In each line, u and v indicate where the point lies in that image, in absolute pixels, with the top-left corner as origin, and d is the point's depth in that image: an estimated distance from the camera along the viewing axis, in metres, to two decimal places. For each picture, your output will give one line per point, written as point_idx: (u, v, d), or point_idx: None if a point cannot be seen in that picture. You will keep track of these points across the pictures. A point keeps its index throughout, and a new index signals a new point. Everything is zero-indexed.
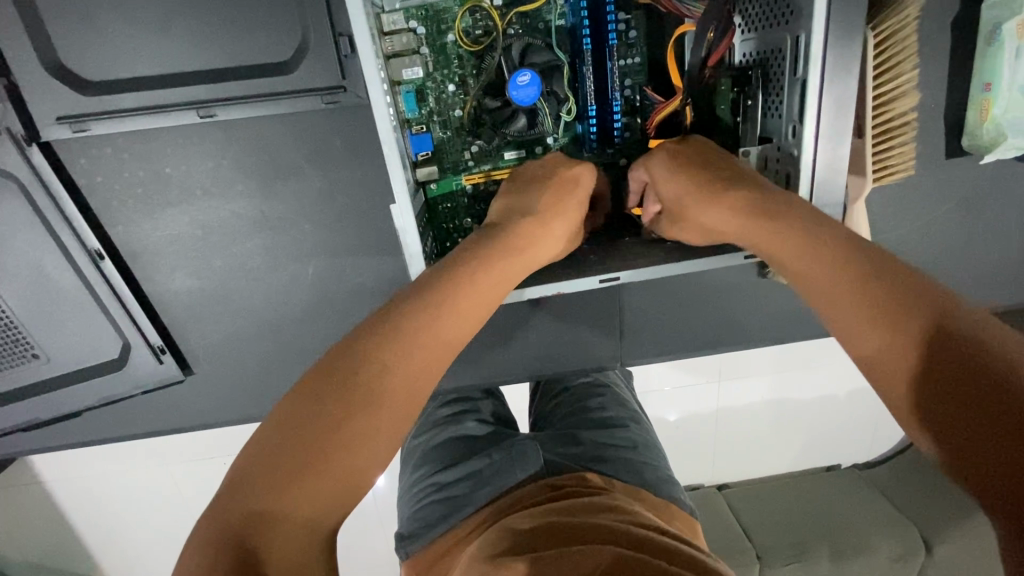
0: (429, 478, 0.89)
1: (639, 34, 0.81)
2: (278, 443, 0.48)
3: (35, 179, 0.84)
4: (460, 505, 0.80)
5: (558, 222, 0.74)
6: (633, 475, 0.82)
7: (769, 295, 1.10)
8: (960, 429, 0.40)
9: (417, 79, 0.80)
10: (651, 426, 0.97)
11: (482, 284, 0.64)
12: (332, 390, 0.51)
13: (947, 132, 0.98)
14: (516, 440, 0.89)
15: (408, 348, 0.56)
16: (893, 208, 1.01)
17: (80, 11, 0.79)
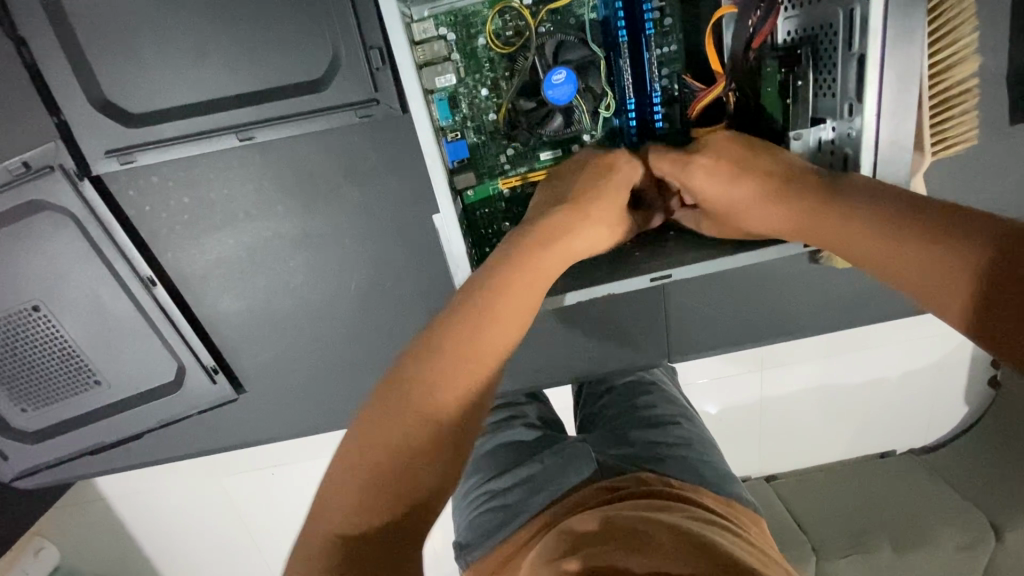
0: (482, 484, 0.88)
1: (676, 21, 0.78)
2: (347, 464, 0.49)
3: (88, 211, 0.87)
4: (516, 512, 0.78)
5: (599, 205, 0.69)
6: (691, 473, 0.78)
7: (820, 282, 1.05)
8: None
9: (450, 86, 0.79)
10: (704, 422, 0.94)
11: (525, 278, 0.60)
12: (385, 406, 0.51)
13: (1010, 97, 0.92)
14: (567, 444, 0.87)
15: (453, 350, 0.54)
16: (952, 182, 0.95)
17: (120, 44, 0.81)
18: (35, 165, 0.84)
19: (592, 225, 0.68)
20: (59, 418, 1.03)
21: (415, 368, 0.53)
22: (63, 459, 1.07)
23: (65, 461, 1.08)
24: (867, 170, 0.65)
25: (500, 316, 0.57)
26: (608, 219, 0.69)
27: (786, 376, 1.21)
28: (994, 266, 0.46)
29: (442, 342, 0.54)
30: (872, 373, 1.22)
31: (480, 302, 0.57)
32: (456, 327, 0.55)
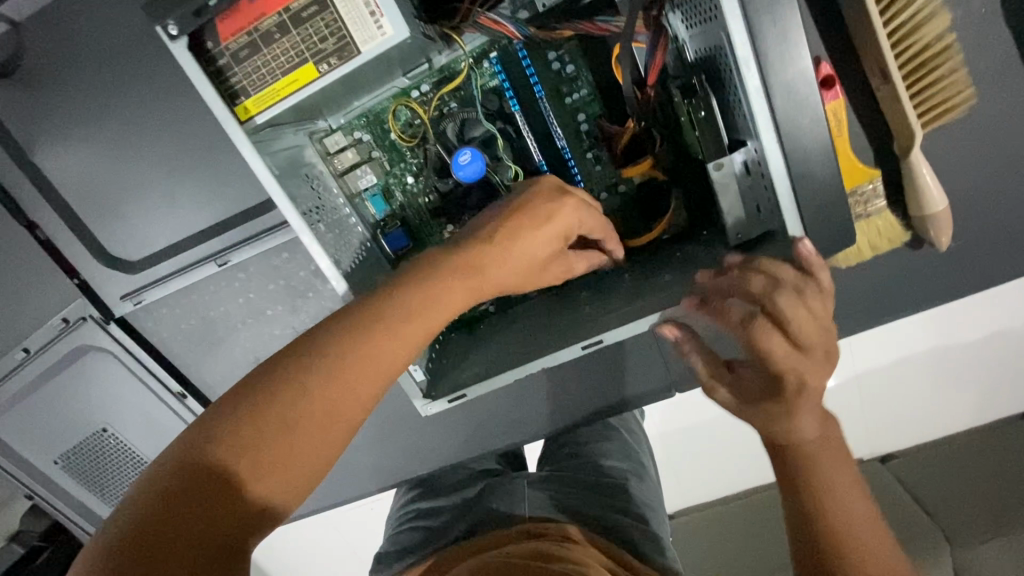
0: (418, 504, 0.98)
1: (577, 66, 0.75)
2: (223, 423, 0.42)
3: (121, 347, 1.02)
4: (439, 534, 0.86)
5: (529, 231, 0.55)
6: (614, 527, 0.77)
7: (845, 282, 0.91)
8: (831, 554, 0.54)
9: (378, 182, 0.82)
10: (656, 483, 0.91)
11: (471, 280, 0.52)
12: (284, 378, 0.43)
13: (1015, 35, 0.77)
14: (508, 479, 0.91)
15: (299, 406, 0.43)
16: (963, 144, 0.82)
17: (107, 207, 0.93)
18: (72, 320, 0.99)
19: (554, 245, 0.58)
20: None
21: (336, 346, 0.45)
22: None
23: None
24: (787, 196, 0.59)
25: (382, 360, 0.46)
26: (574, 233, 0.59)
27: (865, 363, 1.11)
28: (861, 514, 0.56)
29: (379, 322, 0.47)
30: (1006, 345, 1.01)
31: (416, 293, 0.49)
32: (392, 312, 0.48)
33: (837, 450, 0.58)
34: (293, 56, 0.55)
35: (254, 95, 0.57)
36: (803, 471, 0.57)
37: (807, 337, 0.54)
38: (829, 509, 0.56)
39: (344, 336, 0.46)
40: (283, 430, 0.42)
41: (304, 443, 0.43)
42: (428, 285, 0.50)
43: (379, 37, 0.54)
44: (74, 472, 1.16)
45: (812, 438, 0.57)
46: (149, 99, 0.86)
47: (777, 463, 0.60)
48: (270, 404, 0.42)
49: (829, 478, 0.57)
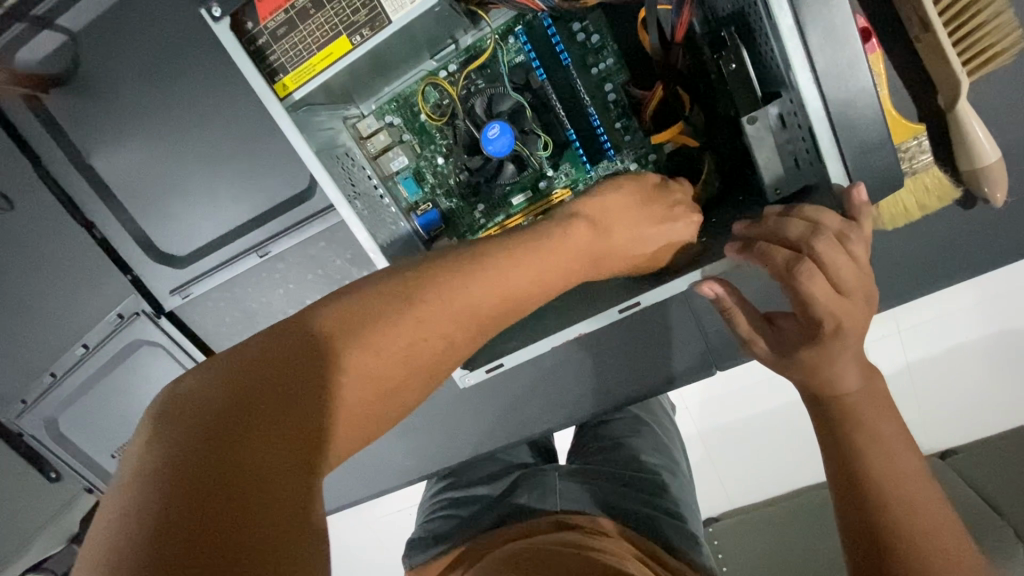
0: (447, 494, 0.99)
1: (603, 35, 0.75)
2: (320, 366, 0.45)
3: (170, 340, 1.06)
4: (471, 522, 0.87)
5: (637, 225, 0.66)
6: (648, 519, 0.76)
7: (893, 245, 0.87)
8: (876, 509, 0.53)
9: (409, 165, 0.84)
10: (690, 481, 0.90)
11: (571, 260, 0.61)
12: (376, 325, 0.49)
13: None
14: (542, 471, 0.90)
15: (413, 335, 0.50)
16: (1012, 91, 0.78)
17: (157, 205, 0.98)
18: (126, 314, 1.04)
19: (648, 241, 0.67)
20: None
21: (426, 298, 0.52)
22: None
23: None
24: (829, 143, 0.56)
25: (461, 318, 0.54)
26: (667, 233, 0.67)
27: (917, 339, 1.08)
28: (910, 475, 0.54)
29: (470, 286, 0.54)
30: None
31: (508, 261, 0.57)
32: (483, 279, 0.55)
33: (886, 403, 0.58)
34: (328, 30, 0.58)
35: (291, 72, 0.59)
36: (846, 418, 0.57)
37: (846, 278, 0.55)
38: (875, 464, 0.55)
39: (430, 292, 0.52)
40: (376, 374, 0.47)
41: (389, 387, 0.49)
42: (528, 257, 0.58)
43: (408, 6, 0.56)
44: None
45: (857, 389, 0.57)
46: (191, 97, 0.91)
47: (821, 413, 0.59)
48: (368, 346, 0.47)
49: (876, 428, 0.56)
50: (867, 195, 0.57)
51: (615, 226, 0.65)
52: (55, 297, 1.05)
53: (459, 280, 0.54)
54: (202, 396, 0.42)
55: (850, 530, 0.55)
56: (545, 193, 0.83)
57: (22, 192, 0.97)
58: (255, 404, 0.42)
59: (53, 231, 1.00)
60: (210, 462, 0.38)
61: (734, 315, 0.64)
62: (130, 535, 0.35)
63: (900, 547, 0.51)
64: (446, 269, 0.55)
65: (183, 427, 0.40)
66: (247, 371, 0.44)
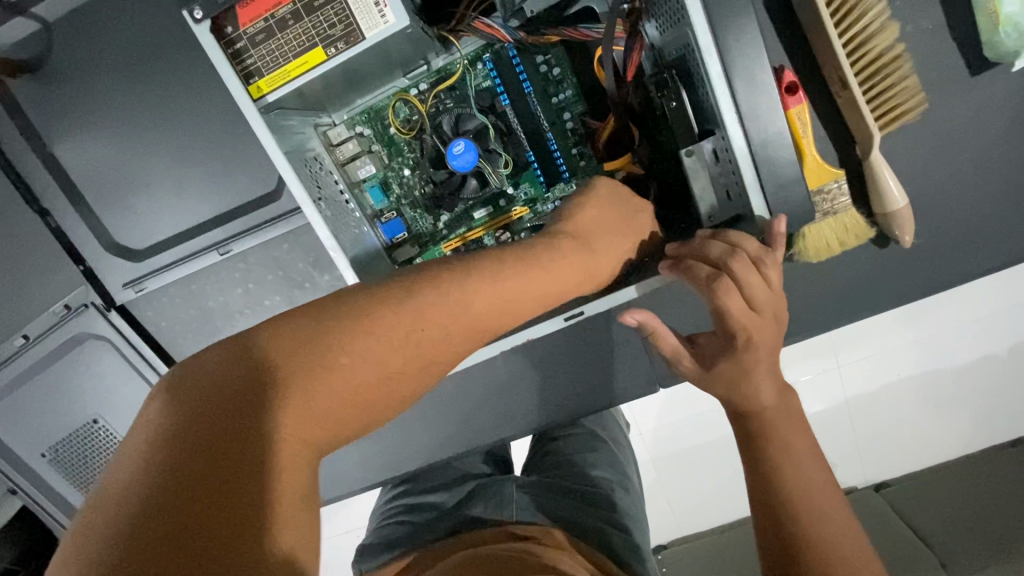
0: (403, 500, 0.97)
1: (563, 68, 0.82)
2: (325, 347, 0.47)
3: (119, 334, 1.04)
4: (422, 527, 0.85)
5: (599, 243, 0.69)
6: (595, 531, 0.76)
7: (816, 279, 0.95)
8: (790, 521, 0.56)
9: (377, 174, 0.87)
10: (641, 495, 0.91)
11: (548, 269, 0.62)
12: (383, 313, 0.51)
13: (961, 47, 0.84)
14: (496, 481, 0.90)
15: (409, 332, 0.51)
16: (916, 149, 0.89)
17: (116, 198, 0.98)
18: (74, 306, 1.02)
19: (609, 254, 0.69)
20: None
21: (435, 292, 0.54)
22: None
23: None
24: (752, 177, 0.64)
25: (463, 313, 0.55)
26: (622, 245, 0.71)
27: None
28: (821, 490, 0.58)
29: (470, 288, 0.56)
30: (973, 355, 1.06)
31: (494, 267, 0.59)
32: (481, 279, 0.57)
33: (800, 422, 0.62)
34: (305, 40, 0.61)
35: (267, 75, 0.63)
36: (763, 434, 0.61)
37: (759, 299, 0.62)
38: (788, 476, 0.58)
39: (439, 286, 0.55)
40: (375, 361, 0.49)
41: (388, 375, 0.50)
42: (508, 267, 0.59)
43: (382, 25, 0.60)
44: (61, 466, 1.16)
45: (773, 400, 0.62)
46: (163, 95, 0.92)
47: (743, 431, 0.63)
48: (373, 331, 0.49)
49: (791, 435, 0.61)
50: (785, 227, 0.64)
51: (593, 242, 0.68)
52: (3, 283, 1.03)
53: (459, 281, 0.56)
54: (226, 361, 0.46)
55: (763, 540, 0.58)
56: (505, 209, 0.88)
57: None
58: (238, 429, 0.42)
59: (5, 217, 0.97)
60: (206, 438, 0.41)
61: (659, 338, 0.69)
62: (129, 493, 0.39)
63: (813, 557, 0.53)
64: (459, 267, 0.57)
65: (191, 398, 0.43)
66: (254, 351, 0.46)
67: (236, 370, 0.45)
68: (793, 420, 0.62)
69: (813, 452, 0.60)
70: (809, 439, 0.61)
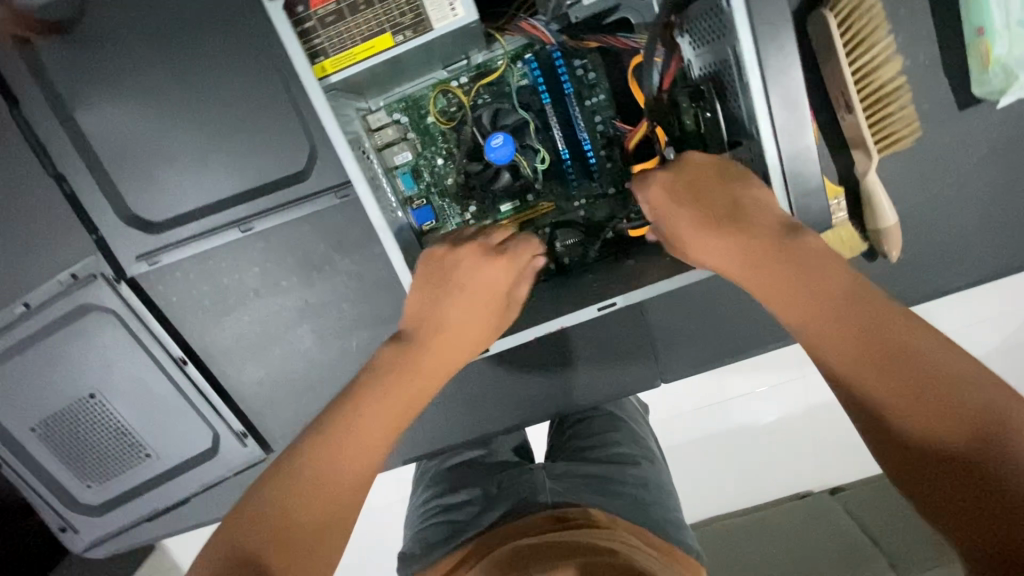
0: (435, 499, 0.94)
1: (598, 74, 0.86)
2: (281, 476, 0.64)
3: (126, 308, 1.02)
4: (464, 527, 0.83)
5: (467, 291, 0.75)
6: (638, 514, 0.80)
7: None
8: (983, 523, 0.45)
9: (411, 161, 0.89)
10: (665, 466, 0.96)
11: (436, 342, 0.74)
12: (333, 433, 0.66)
13: (952, 83, 0.94)
14: (526, 470, 0.90)
15: (387, 389, 0.70)
16: (906, 172, 0.97)
17: (137, 168, 0.96)
18: (82, 275, 1.00)
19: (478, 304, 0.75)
20: (123, 489, 1.18)
21: (345, 418, 0.68)
22: (118, 529, 1.20)
23: (123, 532, 1.22)
24: (780, 187, 0.70)
25: (405, 399, 0.71)
26: (493, 279, 0.75)
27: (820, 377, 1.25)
28: (978, 436, 0.47)
29: (404, 383, 0.71)
30: None
31: (411, 362, 0.73)
32: (409, 373, 0.72)
33: (911, 356, 0.51)
34: (374, 26, 0.64)
35: (333, 56, 0.65)
36: (881, 410, 0.51)
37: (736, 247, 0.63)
38: (935, 449, 0.48)
39: (378, 394, 0.70)
40: (342, 466, 0.65)
41: (357, 466, 0.66)
42: (424, 356, 0.74)
43: (452, 18, 0.63)
44: (52, 441, 1.13)
45: (851, 355, 0.53)
46: (196, 68, 0.92)
47: (865, 421, 0.52)
48: (323, 452, 0.65)
49: (912, 386, 0.50)
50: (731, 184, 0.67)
51: (453, 303, 0.75)
52: (15, 245, 1.01)
53: (385, 385, 0.71)
54: (255, 497, 0.63)
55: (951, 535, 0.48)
56: (532, 205, 0.91)
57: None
58: (244, 550, 0.59)
59: (27, 180, 0.97)
60: (243, 549, 0.59)
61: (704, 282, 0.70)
62: None
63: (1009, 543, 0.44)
64: (390, 368, 0.73)
65: (232, 533, 0.60)
66: (265, 485, 0.64)
67: (251, 505, 0.62)
68: (893, 357, 0.52)
69: (944, 383, 0.49)
70: (926, 371, 0.50)
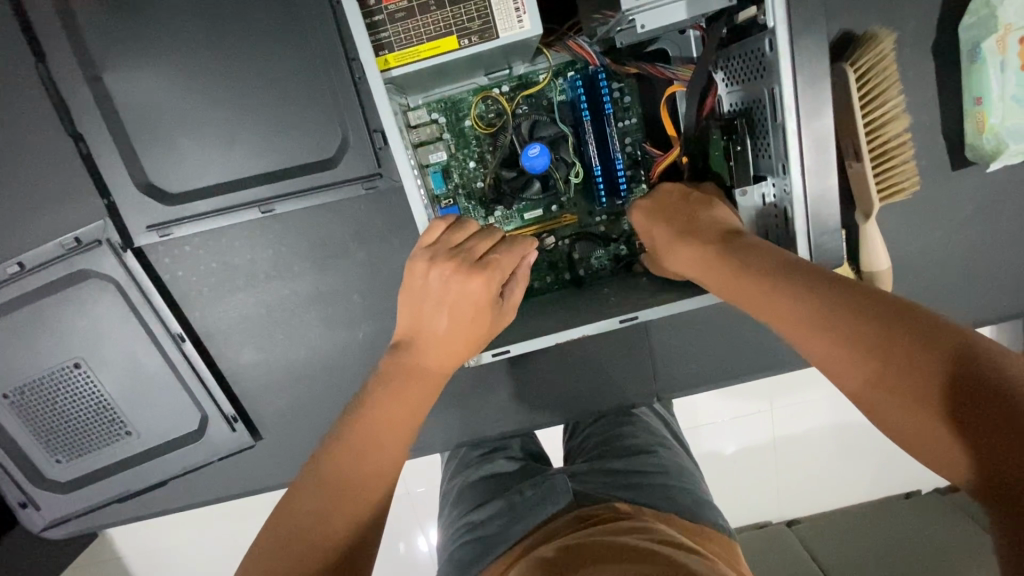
0: (464, 516, 0.90)
1: (633, 98, 0.90)
2: (300, 496, 0.64)
3: (129, 277, 0.99)
4: (495, 542, 0.80)
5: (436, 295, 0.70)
6: (665, 502, 0.80)
7: None
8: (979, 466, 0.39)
9: (443, 160, 0.91)
10: (683, 450, 0.97)
11: (430, 346, 0.73)
12: (347, 443, 0.67)
13: (947, 144, 1.02)
14: (546, 475, 0.89)
15: (396, 393, 0.71)
16: (900, 222, 1.05)
17: (161, 136, 0.95)
18: (86, 240, 0.97)
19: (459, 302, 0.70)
20: (94, 467, 1.12)
21: (349, 419, 0.70)
22: (84, 509, 1.15)
23: (88, 512, 1.16)
24: (802, 223, 0.74)
25: (412, 395, 0.72)
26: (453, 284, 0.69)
27: (801, 409, 1.31)
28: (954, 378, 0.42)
29: (405, 385, 0.72)
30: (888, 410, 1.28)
31: (409, 364, 0.73)
32: (409, 372, 0.72)
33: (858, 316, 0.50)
34: (442, 27, 0.66)
35: (398, 50, 0.67)
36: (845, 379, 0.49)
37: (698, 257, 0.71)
38: (906, 406, 0.44)
39: (379, 396, 0.71)
40: (357, 468, 0.66)
41: (375, 462, 0.67)
42: (419, 357, 0.73)
43: (518, 29, 0.66)
44: (24, 410, 1.07)
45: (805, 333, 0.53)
46: (235, 43, 0.92)
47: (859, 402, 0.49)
48: (339, 461, 0.66)
49: (868, 348, 0.47)
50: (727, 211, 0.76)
51: (427, 311, 0.72)
52: (18, 202, 0.98)
53: (385, 389, 0.71)
54: (273, 525, 0.62)
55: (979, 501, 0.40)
56: (555, 215, 0.95)
57: (20, 88, 0.93)
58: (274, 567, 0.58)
59: (44, 137, 0.95)
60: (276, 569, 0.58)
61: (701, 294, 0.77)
62: None
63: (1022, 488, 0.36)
64: (386, 373, 0.73)
65: (255, 564, 0.59)
66: (282, 511, 0.63)
67: (273, 533, 0.61)
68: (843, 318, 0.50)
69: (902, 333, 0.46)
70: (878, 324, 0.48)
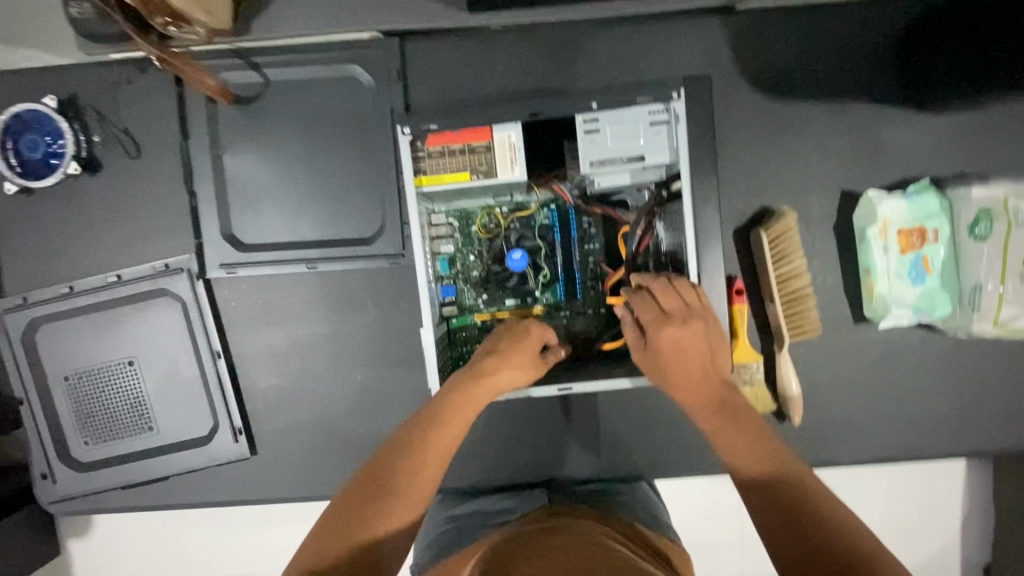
0: (453, 514, 1.12)
1: (597, 230, 1.19)
2: (369, 475, 0.80)
3: (194, 300, 1.28)
4: (477, 526, 1.01)
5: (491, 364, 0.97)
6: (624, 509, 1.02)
7: None
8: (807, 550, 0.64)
9: (450, 252, 1.20)
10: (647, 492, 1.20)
11: (481, 389, 0.92)
12: (410, 445, 0.83)
13: (849, 302, 1.28)
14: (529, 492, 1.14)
15: (450, 419, 0.87)
16: (810, 357, 1.28)
17: (250, 202, 1.28)
18: (173, 267, 1.28)
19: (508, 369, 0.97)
20: (113, 454, 1.32)
21: (418, 428, 0.86)
22: (92, 490, 1.32)
23: (95, 493, 1.34)
24: None
25: (459, 422, 0.88)
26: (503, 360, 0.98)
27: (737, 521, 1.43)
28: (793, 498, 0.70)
29: (456, 412, 0.89)
30: None
31: (463, 396, 0.91)
32: (462, 405, 0.90)
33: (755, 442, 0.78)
34: (461, 166, 0.99)
35: (429, 175, 0.99)
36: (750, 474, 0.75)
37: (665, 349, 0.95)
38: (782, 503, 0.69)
39: (438, 418, 0.87)
40: (412, 470, 0.81)
41: (426, 468, 0.82)
42: (472, 395, 0.92)
43: (510, 174, 0.98)
44: (75, 393, 1.31)
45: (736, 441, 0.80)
46: (320, 149, 1.28)
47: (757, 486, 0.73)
48: (399, 458, 0.82)
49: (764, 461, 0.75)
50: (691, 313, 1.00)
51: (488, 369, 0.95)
52: (134, 231, 1.31)
53: (445, 413, 0.88)
54: (344, 495, 0.79)
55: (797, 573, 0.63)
56: (529, 305, 1.21)
57: (163, 154, 1.29)
58: (341, 525, 0.74)
59: (167, 189, 1.30)
60: (335, 526, 0.74)
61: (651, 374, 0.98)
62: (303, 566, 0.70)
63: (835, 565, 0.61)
64: (449, 400, 0.91)
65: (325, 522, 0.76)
66: (354, 485, 0.80)
67: (345, 500, 0.78)
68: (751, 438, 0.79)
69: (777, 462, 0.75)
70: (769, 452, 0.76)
